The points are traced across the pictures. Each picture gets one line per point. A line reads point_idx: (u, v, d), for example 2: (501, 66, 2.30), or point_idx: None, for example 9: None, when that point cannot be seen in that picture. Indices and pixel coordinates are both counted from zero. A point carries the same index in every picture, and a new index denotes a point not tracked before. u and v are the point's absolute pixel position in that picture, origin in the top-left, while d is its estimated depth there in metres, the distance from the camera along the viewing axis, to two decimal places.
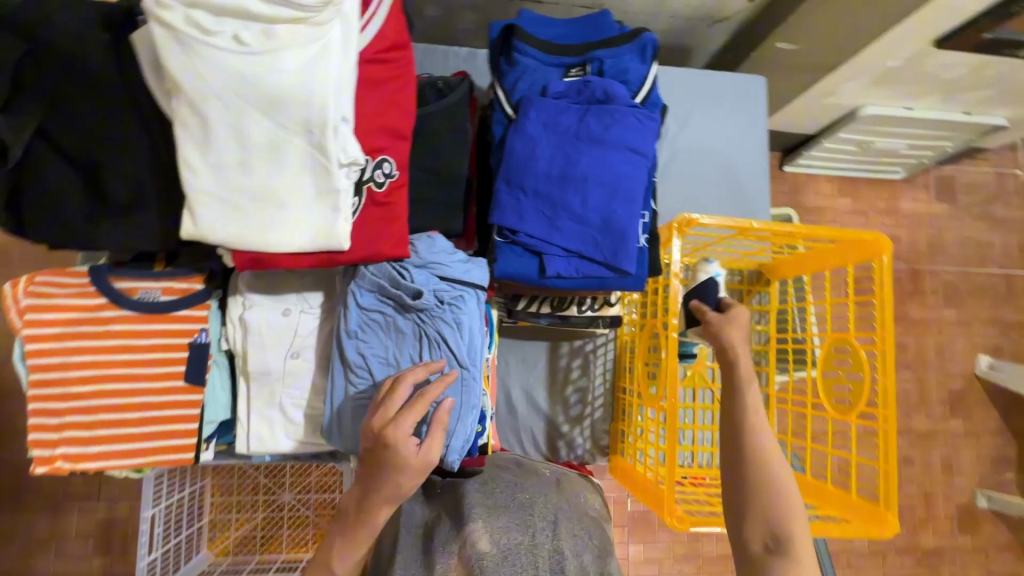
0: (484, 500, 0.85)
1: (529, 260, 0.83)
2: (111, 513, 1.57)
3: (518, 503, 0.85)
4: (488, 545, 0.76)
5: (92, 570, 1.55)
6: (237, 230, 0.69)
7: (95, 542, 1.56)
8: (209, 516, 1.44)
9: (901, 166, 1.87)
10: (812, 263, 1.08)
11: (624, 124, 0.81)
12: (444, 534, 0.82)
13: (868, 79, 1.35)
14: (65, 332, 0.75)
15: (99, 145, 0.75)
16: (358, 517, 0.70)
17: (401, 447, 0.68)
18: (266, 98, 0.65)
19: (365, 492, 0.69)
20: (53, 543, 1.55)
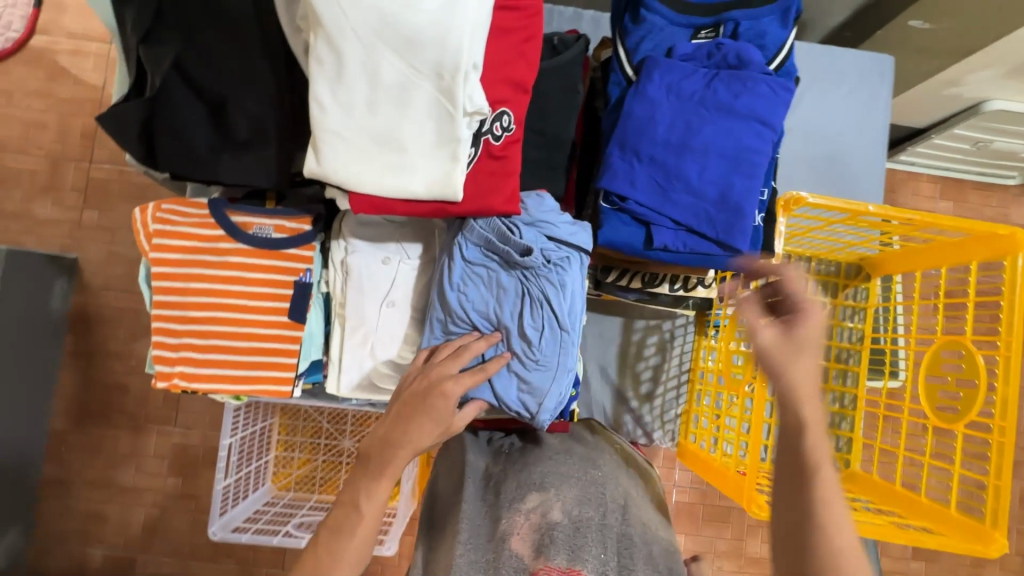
0: (557, 469, 0.82)
1: (635, 229, 0.80)
2: (186, 440, 1.61)
3: (588, 479, 0.81)
4: (560, 516, 0.72)
5: (156, 494, 1.60)
6: (358, 172, 0.69)
7: (170, 464, 1.61)
8: (276, 451, 1.51)
9: (1015, 171, 1.70)
10: (928, 256, 0.97)
11: (755, 92, 0.76)
12: (513, 492, 0.79)
13: (1002, 69, 1.22)
14: (188, 259, 0.80)
15: (226, 77, 0.76)
16: (384, 453, 0.72)
17: (449, 402, 0.74)
18: (405, 40, 0.65)
19: (397, 428, 0.73)
20: (132, 461, 1.60)
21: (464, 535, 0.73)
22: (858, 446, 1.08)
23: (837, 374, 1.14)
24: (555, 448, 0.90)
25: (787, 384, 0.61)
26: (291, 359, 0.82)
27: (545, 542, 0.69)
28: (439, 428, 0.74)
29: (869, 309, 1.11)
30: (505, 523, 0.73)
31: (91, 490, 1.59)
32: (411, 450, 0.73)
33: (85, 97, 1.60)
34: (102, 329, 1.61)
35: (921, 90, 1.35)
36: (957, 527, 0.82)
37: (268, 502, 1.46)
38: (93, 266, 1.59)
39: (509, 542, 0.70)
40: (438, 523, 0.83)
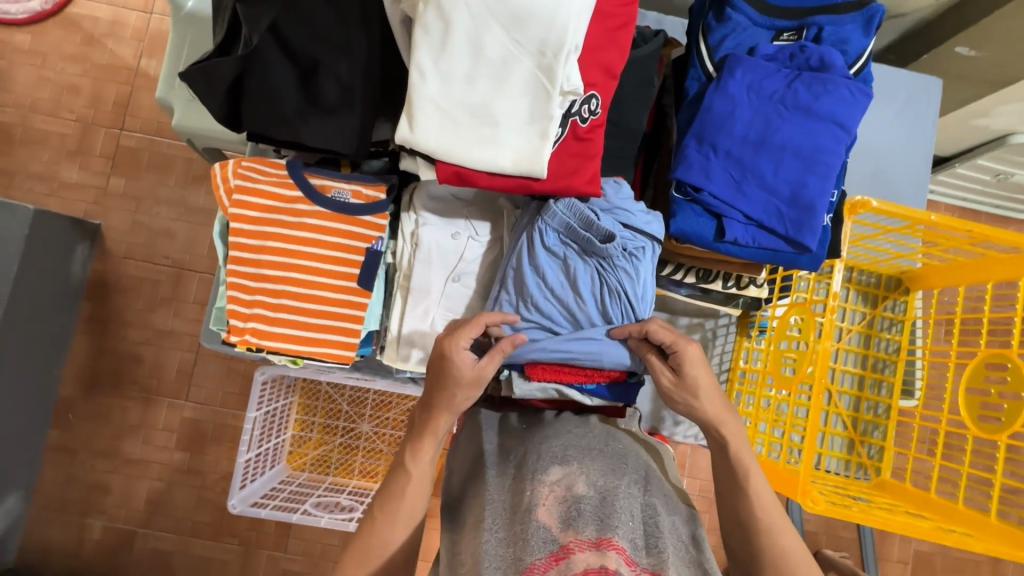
0: (576, 442, 0.73)
1: (707, 221, 0.82)
2: (198, 414, 1.57)
3: (609, 452, 0.72)
4: (587, 489, 0.64)
5: (163, 467, 1.56)
6: (450, 141, 0.70)
7: (179, 438, 1.57)
8: (293, 431, 1.46)
9: None
10: (971, 273, 0.99)
11: (835, 96, 0.79)
12: (532, 463, 0.69)
13: None
14: (266, 218, 0.81)
15: (318, 43, 0.77)
16: (425, 419, 0.72)
17: (461, 358, 0.72)
18: (513, 15, 0.67)
19: (428, 394, 0.73)
20: (142, 432, 1.57)
21: (484, 519, 0.64)
22: (890, 455, 1.10)
23: (873, 383, 1.16)
24: (572, 420, 0.79)
25: (709, 407, 0.73)
26: (357, 324, 0.82)
27: (573, 516, 0.60)
28: (469, 388, 0.72)
29: (908, 322, 1.13)
30: (527, 495, 0.64)
31: (98, 459, 1.56)
32: (450, 413, 0.72)
33: (119, 65, 1.59)
34: (119, 297, 1.58)
35: (953, 117, 1.39)
36: (997, 533, 0.84)
37: (283, 481, 1.41)
38: (116, 234, 1.57)
39: (534, 514, 0.61)
40: (457, 508, 0.72)
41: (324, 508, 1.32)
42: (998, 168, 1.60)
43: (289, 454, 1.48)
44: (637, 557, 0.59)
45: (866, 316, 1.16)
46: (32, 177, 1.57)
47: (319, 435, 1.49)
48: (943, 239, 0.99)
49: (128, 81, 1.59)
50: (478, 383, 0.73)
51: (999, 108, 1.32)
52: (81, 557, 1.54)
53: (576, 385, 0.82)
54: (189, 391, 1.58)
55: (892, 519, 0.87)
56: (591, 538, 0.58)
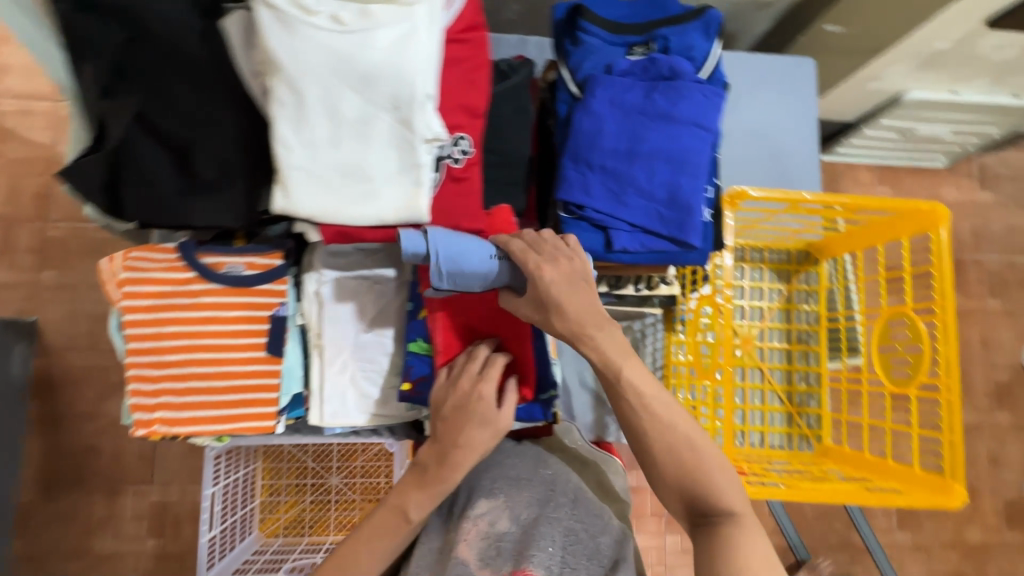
0: (507, 471, 0.77)
1: (595, 234, 0.85)
2: (165, 497, 1.54)
3: (538, 480, 0.76)
4: (508, 524, 0.71)
5: (144, 553, 1.52)
6: (325, 204, 0.73)
7: (149, 525, 1.53)
8: (261, 497, 1.45)
9: (942, 154, 1.89)
10: (864, 239, 1.05)
11: (690, 100, 0.83)
12: (465, 499, 0.76)
13: (916, 63, 1.35)
14: (157, 303, 0.80)
15: (188, 126, 0.78)
16: (441, 470, 0.75)
17: (488, 404, 0.76)
18: (362, 77, 0.68)
19: (447, 444, 0.75)
20: (110, 524, 1.53)
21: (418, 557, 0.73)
22: (827, 422, 1.15)
23: (800, 355, 1.20)
24: (505, 446, 0.83)
25: (572, 319, 0.69)
26: (272, 392, 0.83)
27: (492, 553, 0.68)
28: (493, 433, 0.76)
29: (822, 291, 1.18)
30: (456, 532, 0.71)
31: (66, 563, 1.50)
32: (469, 458, 0.75)
33: (33, 156, 1.57)
34: (68, 390, 1.54)
35: (848, 87, 1.48)
36: (923, 483, 0.88)
37: (257, 551, 1.39)
38: (54, 326, 1.53)
39: (456, 551, 0.68)
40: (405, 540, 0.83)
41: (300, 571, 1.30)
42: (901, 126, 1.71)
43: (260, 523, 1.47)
44: None
45: (784, 292, 1.21)
46: None
47: (289, 498, 1.49)
48: (830, 212, 1.04)
49: (45, 172, 1.57)
50: (503, 429, 0.76)
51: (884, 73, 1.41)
52: None
53: None
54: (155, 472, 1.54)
55: (824, 489, 0.92)
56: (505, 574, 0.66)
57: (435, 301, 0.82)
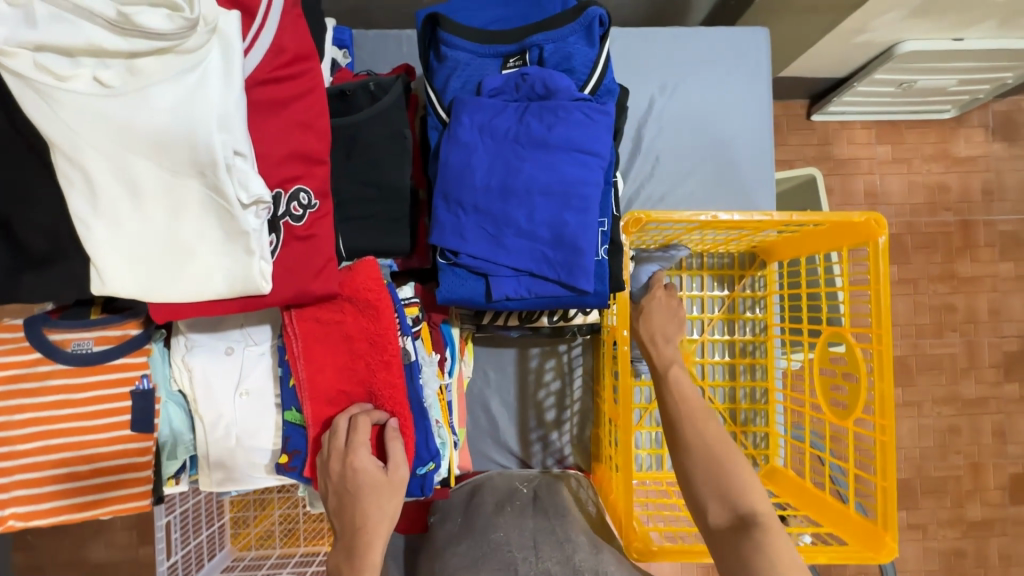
0: (463, 559, 0.81)
1: (474, 282, 0.75)
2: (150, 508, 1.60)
3: (494, 546, 0.82)
4: None
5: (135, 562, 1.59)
6: (147, 284, 0.65)
7: (139, 534, 1.61)
8: (230, 512, 1.38)
9: (950, 104, 1.66)
10: (807, 244, 0.93)
11: (569, 121, 0.70)
12: None
13: (907, 11, 1.12)
14: (2, 390, 0.74)
15: (4, 196, 0.71)
16: (355, 565, 0.67)
17: (369, 468, 0.70)
18: (148, 143, 0.58)
19: (352, 532, 0.68)
20: (102, 535, 1.59)
21: None
22: (776, 442, 1.05)
23: (746, 369, 1.10)
24: (454, 530, 0.90)
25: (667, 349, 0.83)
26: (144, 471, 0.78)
27: None
28: (391, 494, 0.70)
29: (768, 299, 1.07)
30: None
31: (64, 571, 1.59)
32: (380, 535, 0.68)
33: None
34: None
35: (829, 42, 1.26)
36: (858, 529, 0.79)
37: (228, 566, 1.33)
38: None
39: None
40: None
41: None
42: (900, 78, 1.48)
43: (233, 538, 1.40)
44: None
45: (727, 300, 1.10)
46: None
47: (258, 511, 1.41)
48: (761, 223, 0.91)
49: None
50: (402, 482, 0.71)
51: (872, 23, 1.17)
52: None
53: None
54: None
55: None
56: None
57: (301, 367, 0.76)
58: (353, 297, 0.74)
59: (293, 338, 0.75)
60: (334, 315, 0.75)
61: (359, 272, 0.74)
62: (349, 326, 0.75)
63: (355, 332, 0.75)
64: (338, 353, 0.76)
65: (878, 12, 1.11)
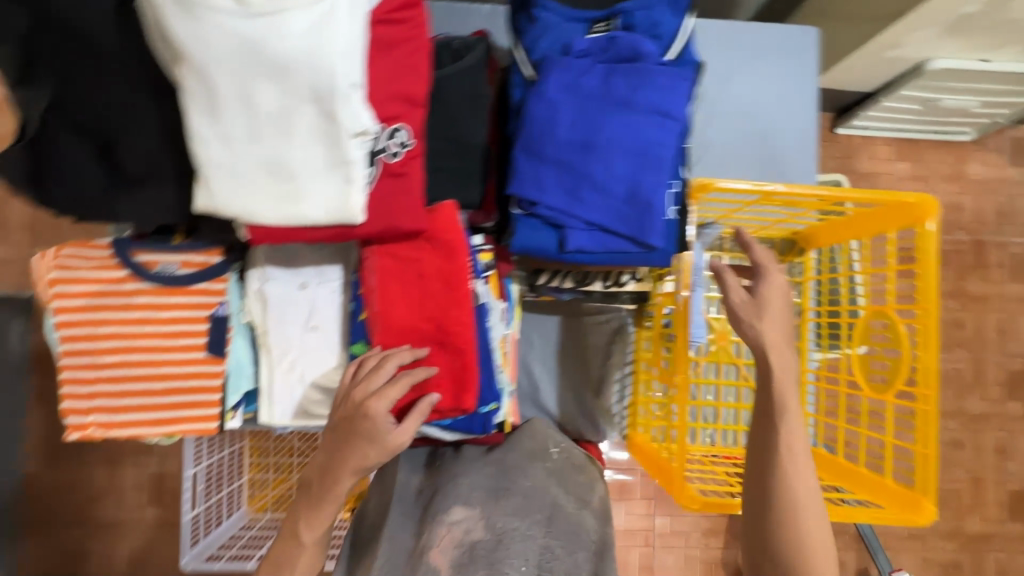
0: (482, 483, 0.85)
1: (548, 233, 0.79)
2: (163, 469, 1.60)
3: (518, 491, 0.84)
4: (483, 533, 0.78)
5: (147, 520, 1.59)
6: (249, 203, 0.68)
7: (150, 495, 1.60)
8: (249, 474, 1.45)
9: (970, 127, 1.73)
10: (850, 228, 0.97)
11: (653, 85, 0.75)
12: (437, 504, 0.82)
13: (940, 28, 1.18)
14: (92, 304, 0.77)
15: (108, 117, 0.73)
16: (324, 483, 0.73)
17: (378, 423, 0.70)
18: (274, 65, 0.62)
19: (332, 457, 0.72)
20: (115, 492, 1.59)
21: (379, 559, 0.78)
22: (805, 420, 1.10)
23: (779, 350, 1.15)
24: (477, 455, 0.91)
25: (770, 330, 0.77)
26: (213, 394, 0.81)
27: (466, 560, 0.76)
28: (381, 451, 0.71)
29: (805, 284, 1.11)
30: (426, 536, 0.78)
31: (73, 527, 1.59)
32: (350, 474, 0.72)
33: None
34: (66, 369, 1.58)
35: (863, 53, 1.32)
36: (895, 495, 0.83)
37: (244, 526, 1.39)
38: None
39: (428, 555, 0.76)
40: (366, 533, 0.87)
41: None
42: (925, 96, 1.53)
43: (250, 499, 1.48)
44: None
45: None
46: None
47: (276, 475, 1.49)
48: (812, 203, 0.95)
49: None
50: (394, 449, 0.72)
51: (904, 39, 1.23)
52: None
53: (435, 423, 0.81)
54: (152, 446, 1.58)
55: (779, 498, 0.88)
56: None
57: (375, 300, 0.79)
58: (432, 238, 0.78)
59: (370, 271, 0.79)
60: (413, 253, 0.78)
61: (441, 213, 0.78)
62: (424, 264, 0.78)
63: (430, 271, 0.78)
64: (412, 290, 0.79)
65: (918, 26, 1.16)
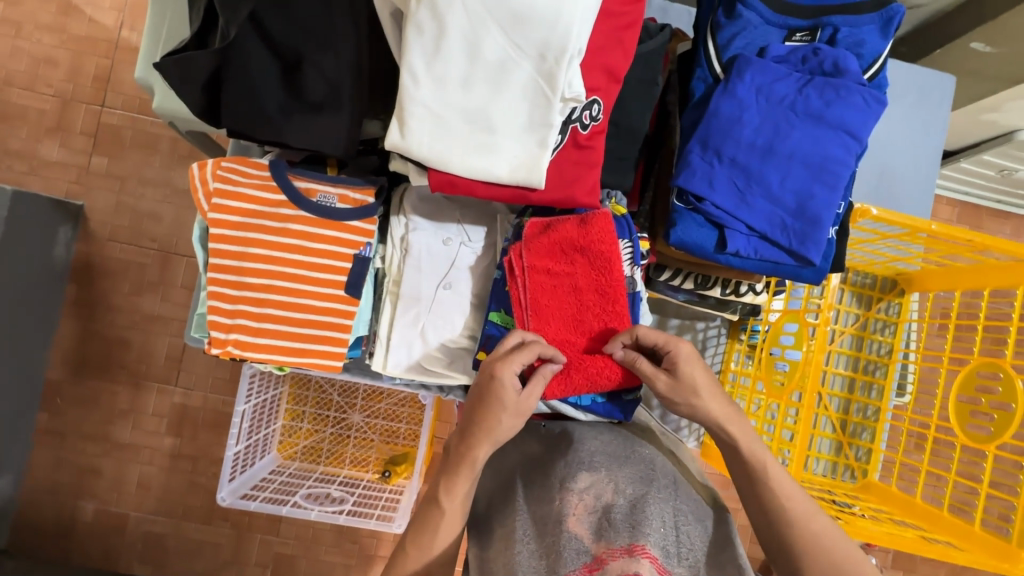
0: (603, 447, 0.69)
1: (708, 231, 0.78)
2: (187, 400, 1.51)
3: (641, 457, 0.68)
4: (616, 497, 0.61)
5: (164, 448, 1.51)
6: (442, 148, 0.66)
7: (169, 424, 1.51)
8: (284, 420, 1.34)
9: None
10: (966, 278, 0.98)
11: (848, 102, 0.75)
12: (560, 471, 0.66)
13: None
14: (246, 223, 0.77)
15: (303, 37, 0.72)
16: (464, 449, 0.66)
17: (509, 385, 0.67)
18: (513, 16, 0.62)
19: (469, 425, 0.67)
20: (132, 416, 1.51)
21: (517, 532, 0.62)
22: (877, 457, 1.11)
23: (863, 386, 1.16)
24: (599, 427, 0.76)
25: (712, 404, 0.68)
26: (345, 333, 0.79)
27: (604, 526, 0.57)
28: (514, 417, 0.67)
29: (900, 324, 1.12)
30: (557, 505, 0.61)
31: (88, 443, 1.50)
32: (490, 444, 0.66)
33: (99, 36, 1.47)
34: (105, 281, 1.50)
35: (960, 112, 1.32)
36: (981, 543, 0.83)
37: (274, 471, 1.30)
38: (99, 216, 1.48)
39: (565, 526, 0.58)
40: (490, 517, 0.70)
41: (315, 500, 1.23)
42: (1002, 164, 1.50)
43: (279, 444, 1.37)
44: (671, 565, 0.55)
45: (860, 317, 1.15)
46: (9, 155, 1.46)
47: (310, 425, 1.38)
48: (943, 246, 0.96)
49: (108, 55, 1.48)
50: (525, 412, 0.68)
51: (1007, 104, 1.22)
52: (74, 540, 1.51)
53: (570, 402, 0.79)
54: (180, 375, 1.51)
55: (876, 530, 0.90)
56: (623, 545, 0.54)
57: (528, 318, 0.79)
58: (586, 249, 0.78)
59: (522, 287, 0.79)
60: (566, 267, 0.79)
61: (595, 224, 0.77)
62: (579, 278, 0.79)
63: (584, 286, 0.78)
64: (566, 305, 0.79)
65: None
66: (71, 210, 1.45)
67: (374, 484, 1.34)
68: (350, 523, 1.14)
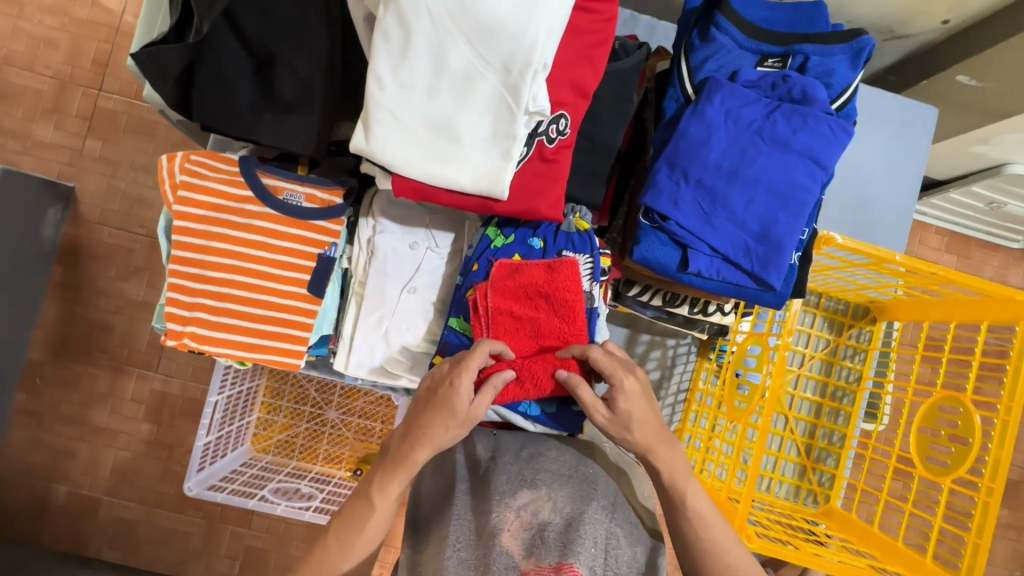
0: (547, 465, 0.69)
1: (672, 250, 0.79)
2: (166, 387, 1.51)
3: (585, 475, 0.69)
4: (553, 515, 0.62)
5: (140, 434, 1.51)
6: (404, 155, 0.66)
7: (147, 410, 1.51)
8: (259, 413, 1.33)
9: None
10: (937, 312, 0.98)
11: (814, 130, 0.76)
12: (500, 484, 0.66)
13: None
14: (212, 217, 0.78)
15: (278, 37, 0.73)
16: (403, 448, 0.67)
17: (459, 391, 0.67)
18: (479, 29, 0.63)
19: (414, 423, 0.68)
20: (110, 401, 1.51)
21: (449, 535, 0.63)
22: (840, 484, 1.11)
23: (830, 412, 1.17)
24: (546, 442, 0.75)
25: (643, 437, 0.68)
26: (304, 332, 0.80)
27: (537, 543, 0.59)
28: (459, 425, 0.67)
29: (870, 352, 1.13)
30: (492, 517, 0.62)
31: (65, 426, 1.50)
32: (429, 448, 0.67)
33: (100, 21, 1.48)
34: (92, 264, 1.50)
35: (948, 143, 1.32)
36: None
37: (245, 463, 1.30)
38: (90, 198, 1.48)
39: (498, 539, 0.59)
40: (423, 520, 0.69)
41: (284, 495, 1.23)
42: (992, 197, 1.50)
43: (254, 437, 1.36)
44: None
45: (831, 343, 1.16)
46: (5, 134, 1.47)
47: (285, 419, 1.37)
48: (911, 278, 0.96)
49: (108, 40, 1.48)
50: (471, 421, 0.67)
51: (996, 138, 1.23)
52: (47, 520, 1.51)
53: (520, 410, 0.80)
54: (160, 362, 1.51)
55: (828, 558, 0.88)
56: (552, 563, 0.57)
57: None
58: (551, 295, 0.79)
59: (484, 326, 0.78)
60: (529, 311, 0.79)
61: (561, 271, 0.79)
62: (541, 322, 0.79)
63: (546, 330, 0.79)
64: (526, 347, 0.79)
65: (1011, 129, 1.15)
66: (60, 189, 1.45)
67: (345, 481, 1.33)
68: (314, 520, 1.14)
